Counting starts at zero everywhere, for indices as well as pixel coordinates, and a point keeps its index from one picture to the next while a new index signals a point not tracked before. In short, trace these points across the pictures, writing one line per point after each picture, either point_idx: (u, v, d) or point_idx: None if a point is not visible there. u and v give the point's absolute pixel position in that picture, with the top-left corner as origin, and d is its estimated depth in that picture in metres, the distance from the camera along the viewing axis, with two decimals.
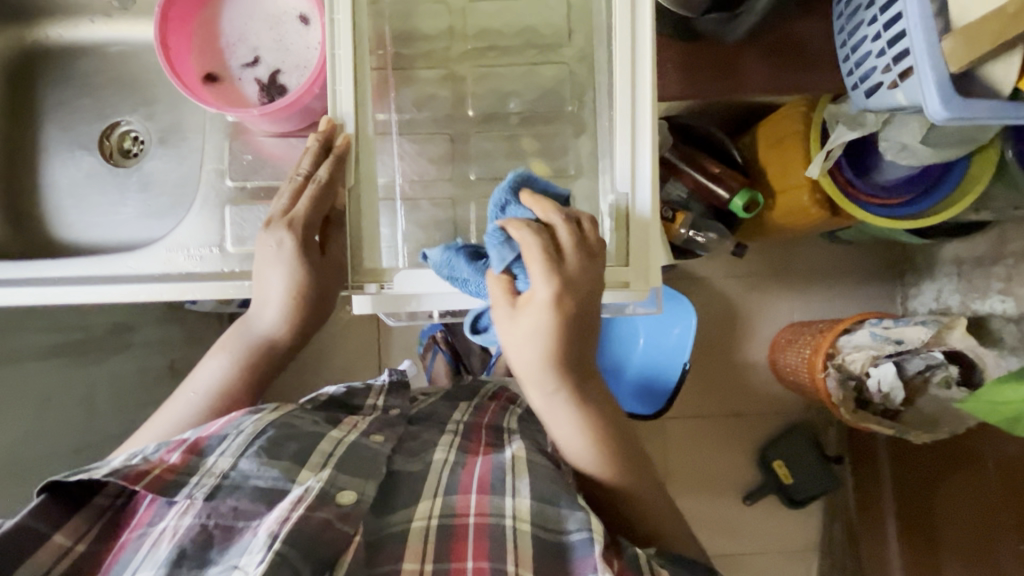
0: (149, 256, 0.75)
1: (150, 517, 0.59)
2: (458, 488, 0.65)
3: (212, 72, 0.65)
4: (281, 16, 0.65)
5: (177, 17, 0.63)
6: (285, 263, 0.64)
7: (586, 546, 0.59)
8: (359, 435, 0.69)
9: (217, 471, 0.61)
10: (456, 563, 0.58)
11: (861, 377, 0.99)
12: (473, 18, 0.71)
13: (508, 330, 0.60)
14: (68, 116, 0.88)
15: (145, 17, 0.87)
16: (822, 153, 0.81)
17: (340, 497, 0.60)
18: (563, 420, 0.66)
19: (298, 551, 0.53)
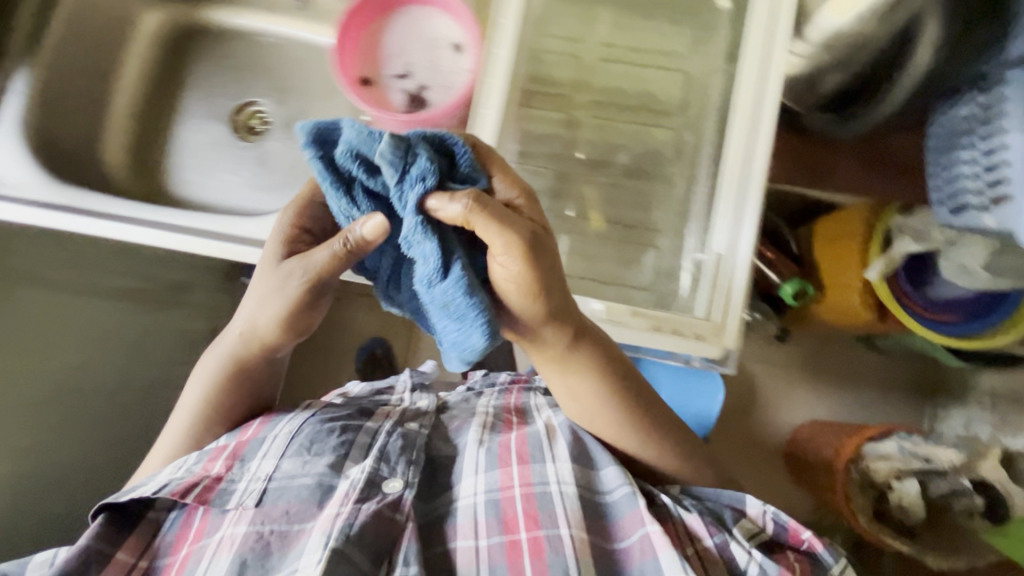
0: (261, 223, 0.79)
1: (206, 528, 0.57)
2: (496, 462, 0.62)
3: (366, 77, 0.72)
4: (438, 42, 0.73)
5: (351, 26, 0.71)
6: (264, 292, 0.56)
7: (630, 502, 0.58)
8: (394, 425, 0.66)
9: (262, 475, 0.60)
10: (508, 536, 0.56)
11: (883, 487, 0.98)
12: (600, 75, 0.78)
13: (506, 264, 0.48)
14: (210, 85, 0.97)
15: (298, 19, 0.97)
16: (883, 260, 0.85)
17: (387, 485, 0.59)
18: (582, 378, 0.61)
19: (355, 545, 0.53)
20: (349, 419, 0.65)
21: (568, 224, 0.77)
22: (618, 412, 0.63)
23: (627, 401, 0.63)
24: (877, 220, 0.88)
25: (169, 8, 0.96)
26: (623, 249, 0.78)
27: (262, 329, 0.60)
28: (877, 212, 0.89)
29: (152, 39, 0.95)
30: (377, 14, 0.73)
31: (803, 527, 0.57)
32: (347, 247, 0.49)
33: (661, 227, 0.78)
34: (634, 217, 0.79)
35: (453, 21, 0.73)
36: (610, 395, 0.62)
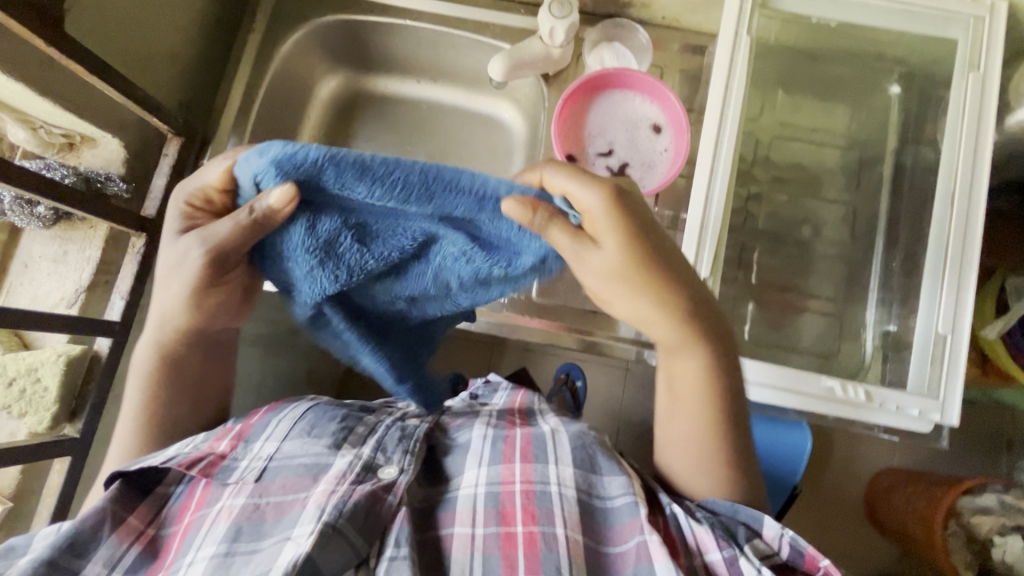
0: None
1: (207, 498, 0.57)
2: (499, 458, 0.63)
3: (573, 154, 0.77)
4: (638, 122, 0.78)
5: (563, 108, 0.77)
6: (175, 271, 0.55)
7: (631, 510, 0.58)
8: (395, 420, 0.69)
9: (264, 455, 0.61)
10: (504, 528, 0.57)
11: (985, 542, 0.96)
12: (774, 154, 0.83)
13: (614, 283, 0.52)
14: (372, 147, 0.99)
15: (458, 85, 0.98)
16: (1004, 319, 0.86)
17: (384, 471, 0.59)
18: (688, 368, 0.61)
19: (348, 520, 0.53)
20: (350, 411, 0.68)
21: (748, 290, 0.81)
22: (708, 416, 0.61)
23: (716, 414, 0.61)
24: (989, 277, 0.92)
25: (346, 75, 0.98)
26: (794, 315, 0.81)
27: (174, 315, 0.60)
28: (988, 272, 0.93)
29: (326, 104, 0.98)
30: (584, 96, 0.78)
31: (822, 554, 0.53)
32: (252, 221, 0.45)
33: (827, 294, 0.81)
34: (802, 283, 0.81)
35: (654, 104, 0.78)
36: (706, 400, 0.61)
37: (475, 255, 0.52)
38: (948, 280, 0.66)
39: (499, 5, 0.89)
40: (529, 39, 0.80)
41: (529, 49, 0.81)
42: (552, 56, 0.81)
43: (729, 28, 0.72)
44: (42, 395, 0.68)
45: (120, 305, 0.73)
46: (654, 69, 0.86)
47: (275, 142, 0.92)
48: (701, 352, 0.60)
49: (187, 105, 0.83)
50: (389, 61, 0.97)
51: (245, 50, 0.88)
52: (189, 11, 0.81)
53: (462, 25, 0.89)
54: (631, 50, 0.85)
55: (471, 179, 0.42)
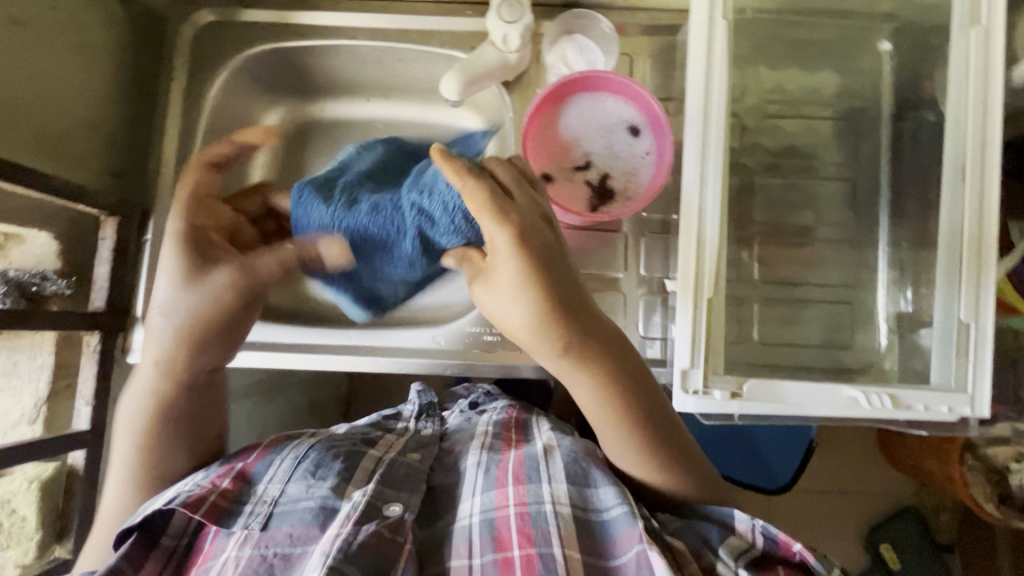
0: (449, 330, 0.77)
1: (212, 551, 0.60)
2: (493, 483, 0.64)
3: (547, 173, 0.70)
4: (613, 125, 0.71)
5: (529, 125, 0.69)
6: (177, 313, 0.69)
7: (626, 522, 0.59)
8: (397, 454, 0.69)
9: (268, 500, 0.62)
10: (501, 554, 0.59)
11: (1003, 471, 0.98)
12: (764, 132, 0.77)
13: (492, 300, 0.63)
14: None
15: (409, 95, 0.87)
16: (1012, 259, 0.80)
17: (386, 510, 0.61)
18: (578, 384, 0.65)
19: (352, 562, 0.55)
20: (353, 446, 0.68)
21: (752, 288, 0.76)
22: (618, 425, 0.65)
23: (623, 419, 0.65)
24: None
25: (287, 107, 0.89)
26: (802, 307, 0.76)
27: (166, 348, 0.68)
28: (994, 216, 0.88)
29: (273, 140, 0.89)
30: (550, 106, 0.70)
31: (793, 539, 0.57)
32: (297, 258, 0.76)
33: (834, 278, 0.76)
34: (808, 268, 0.77)
35: (627, 104, 0.71)
36: (624, 427, 0.65)
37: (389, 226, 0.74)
38: (967, 263, 0.61)
39: (442, 8, 0.79)
40: (481, 48, 0.72)
41: (483, 59, 0.72)
42: (508, 61, 0.73)
43: (702, 11, 0.64)
44: (21, 526, 0.64)
45: (89, 412, 0.68)
46: (623, 59, 0.78)
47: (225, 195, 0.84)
48: (585, 373, 0.63)
49: (118, 173, 0.75)
50: (332, 84, 0.88)
51: (169, 103, 0.79)
52: (95, 71, 0.72)
53: (404, 37, 0.80)
54: (594, 41, 0.77)
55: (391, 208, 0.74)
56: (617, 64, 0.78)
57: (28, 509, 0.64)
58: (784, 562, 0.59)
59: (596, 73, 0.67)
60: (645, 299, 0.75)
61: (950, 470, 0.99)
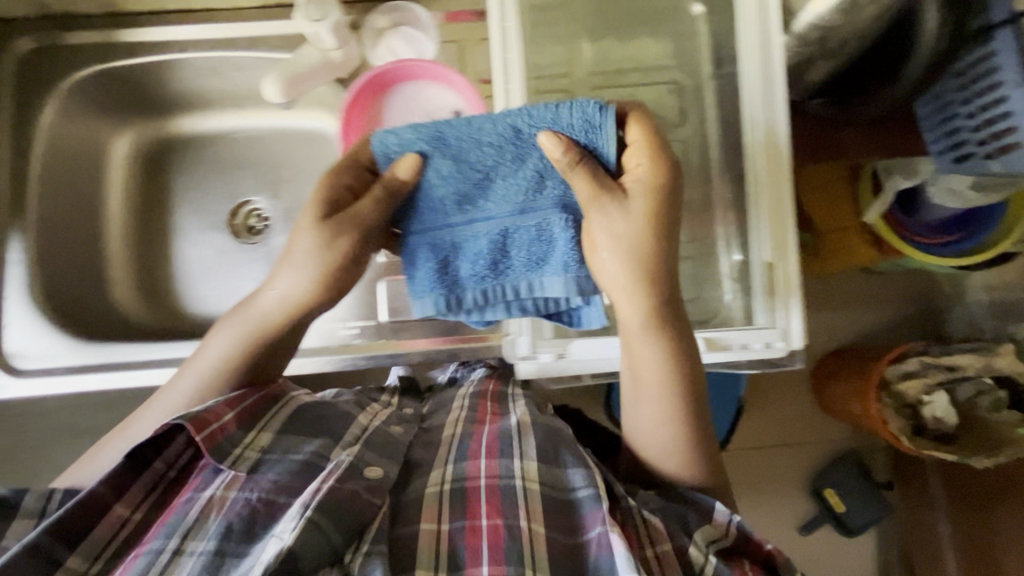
0: (314, 329, 0.81)
1: (197, 483, 0.60)
2: (467, 454, 0.67)
3: None
4: (438, 112, 0.72)
5: (351, 119, 0.71)
6: (299, 267, 0.58)
7: (591, 503, 0.60)
8: (381, 424, 0.71)
9: (257, 446, 0.62)
10: (470, 522, 0.59)
11: (916, 404, 1.07)
12: (597, 99, 0.79)
13: (613, 220, 0.54)
14: (199, 197, 0.93)
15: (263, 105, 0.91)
16: (879, 202, 0.86)
17: (368, 471, 0.62)
18: (648, 355, 0.60)
19: (327, 517, 0.55)
20: (332, 410, 0.70)
21: None
22: (673, 411, 0.62)
23: (685, 394, 0.61)
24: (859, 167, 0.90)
25: (136, 127, 0.90)
26: None
27: (271, 303, 0.61)
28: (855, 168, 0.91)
29: (128, 163, 0.91)
30: (372, 98, 0.72)
31: (766, 538, 0.59)
32: (387, 193, 0.55)
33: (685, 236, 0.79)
34: None
35: (447, 89, 0.72)
36: (676, 419, 0.62)
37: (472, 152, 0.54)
38: (764, 204, 0.66)
39: (267, 13, 0.80)
40: (301, 49, 0.73)
41: (303, 61, 0.73)
42: (332, 59, 0.74)
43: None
44: None
45: None
46: (451, 46, 0.80)
47: (87, 221, 0.87)
48: (657, 340, 0.59)
49: None
50: (178, 100, 0.89)
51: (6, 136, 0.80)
52: None
53: (235, 45, 0.81)
54: (420, 30, 0.78)
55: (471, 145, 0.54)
56: (444, 50, 0.79)
57: None
58: (748, 557, 0.60)
59: (406, 61, 0.69)
60: None
61: (870, 411, 1.03)
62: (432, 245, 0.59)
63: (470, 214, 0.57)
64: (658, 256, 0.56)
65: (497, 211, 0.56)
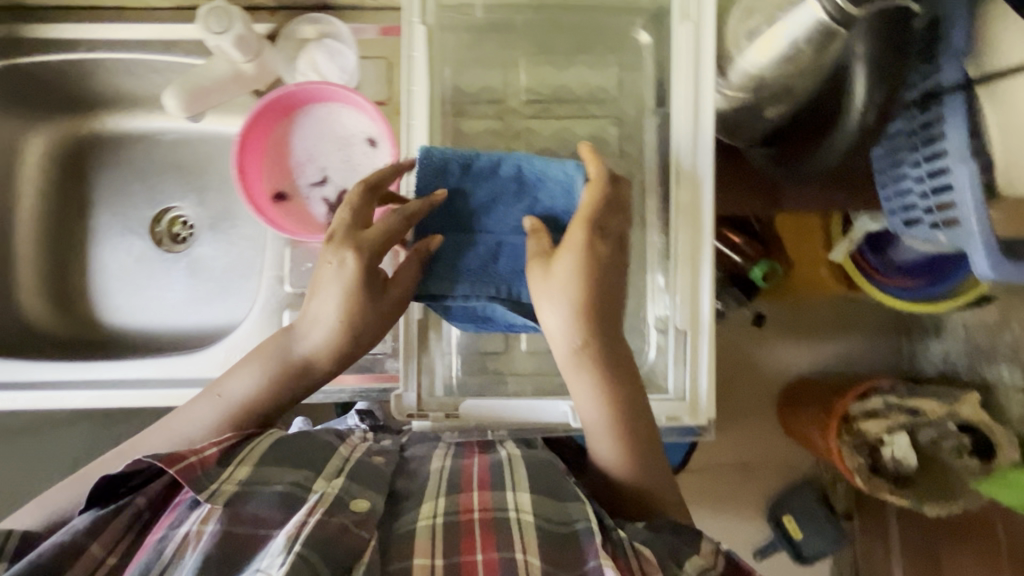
0: (213, 357, 0.76)
1: (170, 521, 0.53)
2: (459, 485, 0.59)
3: (282, 190, 0.67)
4: (350, 138, 0.68)
5: (254, 143, 0.66)
6: (329, 313, 0.57)
7: (589, 534, 0.53)
8: (363, 453, 0.63)
9: (236, 478, 0.54)
10: (465, 557, 0.52)
11: (876, 442, 0.96)
12: (531, 125, 0.73)
13: (561, 267, 0.53)
14: (120, 202, 0.88)
15: None
16: (846, 241, 0.89)
17: (355, 504, 0.54)
18: (581, 393, 0.57)
19: (319, 550, 0.49)
20: (324, 434, 0.62)
21: None
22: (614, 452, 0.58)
23: (627, 438, 0.57)
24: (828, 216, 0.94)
25: (56, 125, 0.86)
26: None
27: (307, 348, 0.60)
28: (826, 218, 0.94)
29: (49, 161, 0.87)
30: (278, 121, 0.67)
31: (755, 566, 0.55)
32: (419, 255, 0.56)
33: None
34: None
35: (360, 113, 0.67)
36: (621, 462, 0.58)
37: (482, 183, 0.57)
38: (682, 257, 0.61)
39: (181, 14, 0.75)
40: (210, 60, 0.68)
41: (209, 73, 0.68)
42: (243, 71, 0.69)
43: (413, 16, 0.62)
44: None
45: None
46: (376, 61, 0.74)
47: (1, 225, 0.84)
48: (589, 375, 0.56)
49: None
50: (100, 98, 0.85)
51: None
52: None
53: (147, 47, 0.75)
54: (341, 43, 0.73)
55: (483, 173, 0.56)
56: (369, 66, 0.74)
57: None
58: None
59: (311, 83, 0.64)
60: None
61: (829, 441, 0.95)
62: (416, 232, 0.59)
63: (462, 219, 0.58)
64: (603, 305, 0.54)
65: (497, 228, 0.57)
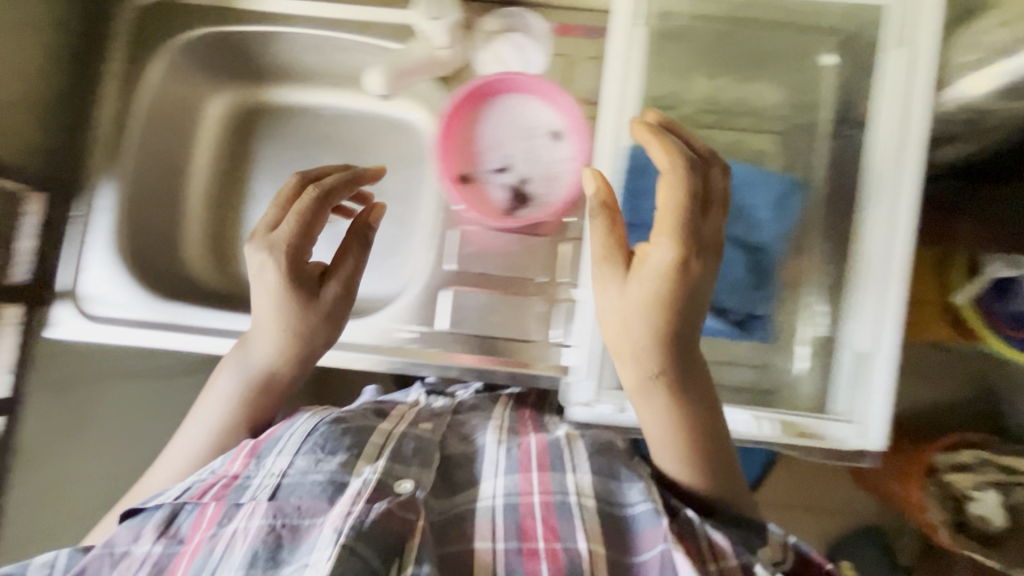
0: (367, 326, 0.78)
1: (218, 516, 0.56)
2: (516, 467, 0.61)
3: (466, 173, 0.70)
4: (535, 130, 0.70)
5: (448, 127, 0.69)
6: (261, 307, 0.66)
7: (650, 519, 0.56)
8: (407, 426, 0.67)
9: (277, 471, 0.60)
10: (526, 544, 0.55)
11: (963, 498, 0.89)
12: (701, 137, 0.74)
13: (638, 285, 0.52)
14: (273, 168, 0.90)
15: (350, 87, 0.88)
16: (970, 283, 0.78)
17: (397, 486, 0.58)
18: (653, 413, 0.58)
19: (367, 543, 0.51)
20: (362, 422, 0.66)
21: None
22: (678, 454, 0.60)
23: (695, 443, 0.59)
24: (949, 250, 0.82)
25: (228, 90, 0.89)
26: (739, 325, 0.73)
27: (263, 355, 0.69)
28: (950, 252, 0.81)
29: (220, 123, 0.90)
30: (471, 107, 0.70)
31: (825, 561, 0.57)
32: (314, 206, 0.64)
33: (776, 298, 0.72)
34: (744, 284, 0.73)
35: (550, 108, 0.70)
36: (687, 462, 0.60)
37: (679, 177, 0.61)
38: (873, 272, 0.61)
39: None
40: (410, 44, 0.72)
41: (411, 56, 0.72)
42: (439, 58, 0.72)
43: (624, 17, 0.63)
44: None
45: (7, 380, 0.72)
46: (558, 60, 0.76)
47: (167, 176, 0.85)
48: (662, 397, 0.57)
49: (45, 150, 0.76)
50: (275, 68, 0.87)
51: (106, 81, 0.79)
52: (32, 48, 0.74)
53: (344, 26, 0.80)
54: (528, 40, 0.75)
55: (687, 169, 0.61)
56: (551, 64, 0.76)
57: None
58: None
59: (514, 75, 0.67)
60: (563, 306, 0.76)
61: (911, 496, 0.91)
62: (616, 228, 0.60)
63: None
64: (672, 328, 0.53)
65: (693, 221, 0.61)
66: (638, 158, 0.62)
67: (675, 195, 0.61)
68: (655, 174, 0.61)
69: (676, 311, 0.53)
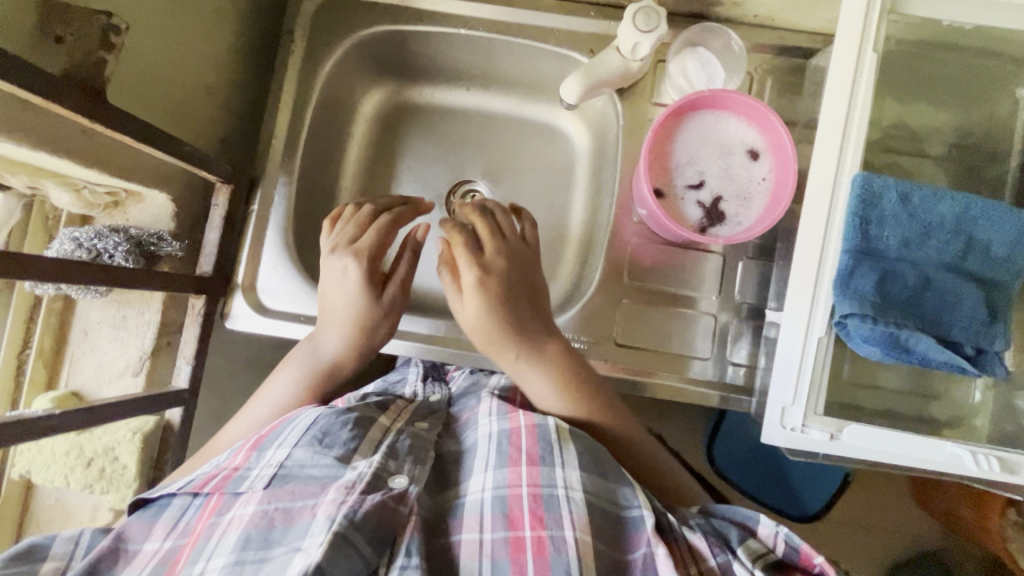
0: None
1: (219, 506, 0.53)
2: (506, 459, 0.55)
3: (661, 188, 0.70)
4: (732, 148, 0.70)
5: (650, 140, 0.69)
6: (339, 294, 0.71)
7: (640, 522, 0.52)
8: (405, 423, 0.63)
9: (275, 462, 0.56)
10: (513, 533, 0.51)
11: None
12: (891, 163, 0.73)
13: (473, 298, 0.68)
14: (422, 168, 0.89)
15: (508, 91, 0.88)
16: None
17: (393, 480, 0.54)
18: (536, 385, 0.68)
19: (359, 530, 0.48)
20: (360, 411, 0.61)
21: None
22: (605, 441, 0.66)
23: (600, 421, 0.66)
24: None
25: (385, 88, 0.88)
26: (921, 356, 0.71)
27: (330, 347, 0.71)
28: None
29: (371, 121, 0.89)
30: (670, 120, 0.69)
31: (816, 552, 0.50)
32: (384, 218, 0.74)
33: None
34: None
35: (751, 126, 0.69)
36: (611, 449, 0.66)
37: (916, 210, 0.58)
38: None
39: (564, 7, 0.79)
40: (605, 52, 0.71)
41: (606, 65, 0.71)
42: (631, 69, 0.72)
43: (851, 42, 0.61)
44: (122, 473, 0.68)
45: (187, 370, 0.69)
46: (746, 78, 0.75)
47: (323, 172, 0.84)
48: (540, 370, 0.68)
49: (227, 140, 0.77)
50: (437, 69, 0.87)
51: (283, 74, 0.79)
52: (221, 37, 0.73)
53: (523, 31, 0.80)
54: (719, 56, 0.75)
55: (931, 204, 0.58)
56: (740, 82, 0.75)
57: (129, 457, 0.69)
58: None
59: (725, 91, 0.66)
60: (733, 325, 0.76)
61: (988, 526, 0.85)
62: (845, 259, 0.58)
63: (895, 251, 0.58)
64: (509, 323, 0.68)
65: (934, 258, 0.57)
66: (878, 187, 0.58)
67: (917, 230, 0.57)
68: (897, 206, 0.57)
69: (498, 308, 0.68)
